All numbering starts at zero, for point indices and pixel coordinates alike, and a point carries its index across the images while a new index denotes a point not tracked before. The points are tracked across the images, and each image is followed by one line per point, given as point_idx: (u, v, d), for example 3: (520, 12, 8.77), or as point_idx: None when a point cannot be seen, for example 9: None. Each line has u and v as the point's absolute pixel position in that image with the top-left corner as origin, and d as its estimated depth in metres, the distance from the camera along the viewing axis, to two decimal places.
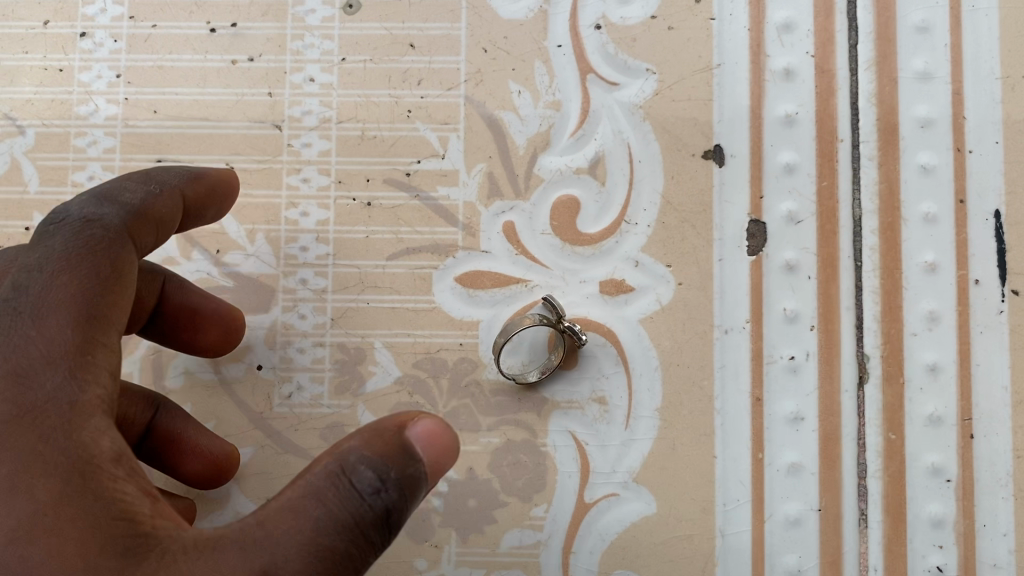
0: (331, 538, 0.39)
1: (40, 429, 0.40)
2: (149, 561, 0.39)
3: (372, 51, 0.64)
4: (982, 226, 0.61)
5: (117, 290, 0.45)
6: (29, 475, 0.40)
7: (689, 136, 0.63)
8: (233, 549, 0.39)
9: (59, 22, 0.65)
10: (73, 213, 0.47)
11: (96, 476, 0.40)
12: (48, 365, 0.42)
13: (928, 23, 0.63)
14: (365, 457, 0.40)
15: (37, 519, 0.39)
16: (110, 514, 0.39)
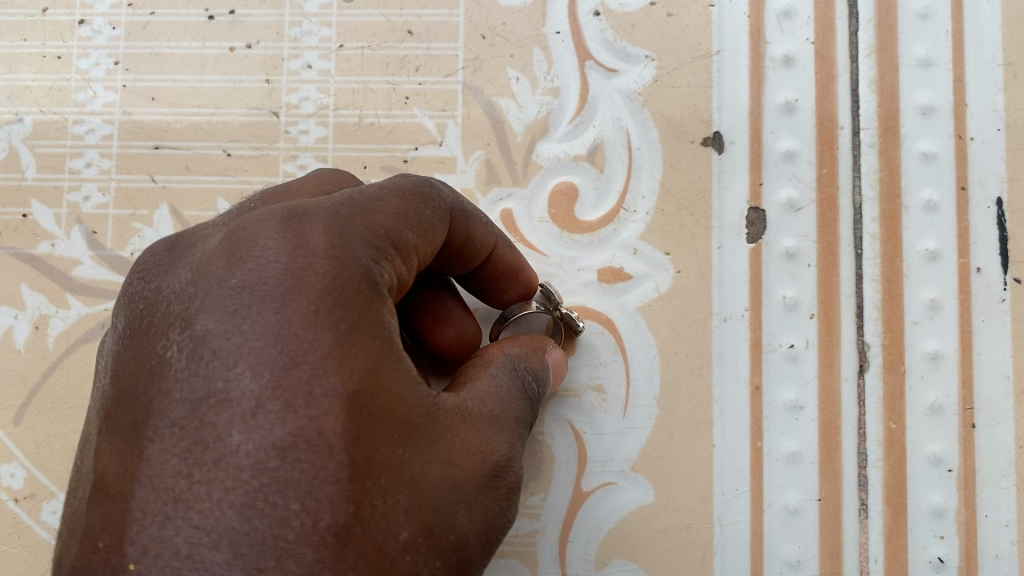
0: (524, 434, 0.48)
1: (381, 344, 0.42)
2: (452, 446, 0.43)
3: (370, 38, 0.64)
4: (984, 214, 0.61)
5: (431, 245, 0.48)
6: (390, 377, 0.42)
7: (688, 123, 0.62)
8: (476, 427, 0.45)
9: (58, 9, 0.65)
10: (443, 201, 0.50)
11: (419, 377, 0.43)
12: (382, 294, 0.43)
13: (929, 10, 0.63)
14: (527, 370, 0.51)
15: (376, 406, 0.41)
16: (429, 403, 0.43)
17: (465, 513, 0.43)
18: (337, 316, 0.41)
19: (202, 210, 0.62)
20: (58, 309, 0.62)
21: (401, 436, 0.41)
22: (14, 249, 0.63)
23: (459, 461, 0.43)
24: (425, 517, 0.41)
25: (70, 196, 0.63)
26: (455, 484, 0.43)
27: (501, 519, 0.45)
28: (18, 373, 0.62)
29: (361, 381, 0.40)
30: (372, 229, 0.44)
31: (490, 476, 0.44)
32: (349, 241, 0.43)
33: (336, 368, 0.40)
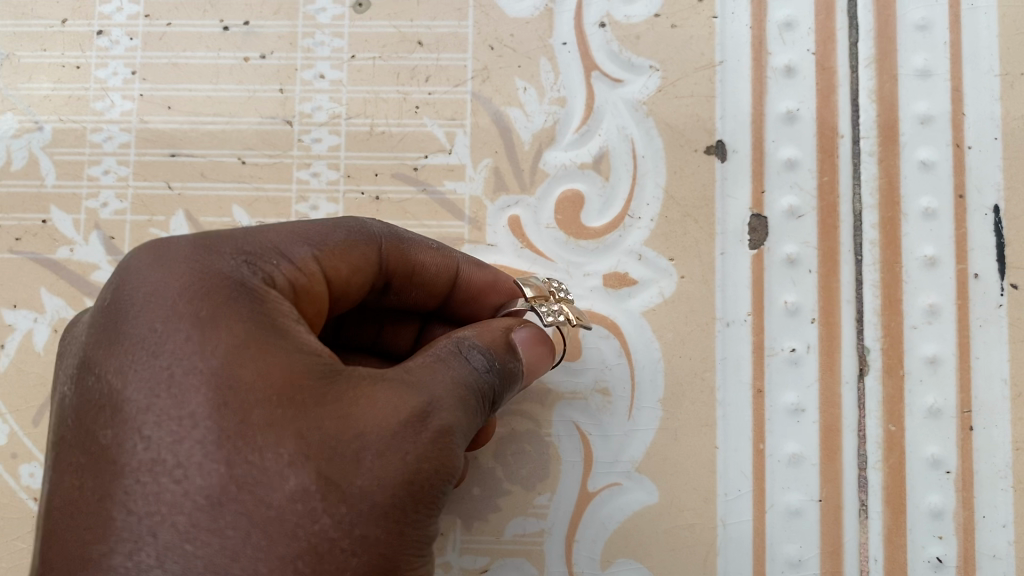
0: (469, 395, 0.45)
1: (252, 323, 0.41)
2: (348, 400, 0.42)
3: (380, 48, 0.65)
4: (982, 220, 0.62)
5: (345, 266, 0.49)
6: (262, 347, 0.41)
7: (692, 132, 0.64)
8: (386, 387, 0.43)
9: (76, 20, 0.67)
10: (361, 228, 0.51)
11: (308, 348, 0.42)
12: (262, 290, 0.43)
13: (927, 21, 0.64)
14: (474, 343, 0.48)
15: (238, 375, 0.40)
16: (317, 365, 0.42)
17: (373, 462, 0.41)
18: (196, 307, 0.41)
19: (218, 217, 0.64)
20: (77, 312, 0.64)
21: (273, 396, 0.40)
22: (35, 255, 0.65)
23: (358, 414, 0.41)
24: (321, 468, 0.40)
25: (89, 203, 0.65)
26: (353, 436, 0.41)
27: (423, 464, 0.42)
28: (38, 375, 0.63)
29: (223, 355, 0.40)
30: (259, 251, 0.45)
31: (401, 424, 0.42)
32: (219, 252, 0.44)
33: (200, 347, 0.40)
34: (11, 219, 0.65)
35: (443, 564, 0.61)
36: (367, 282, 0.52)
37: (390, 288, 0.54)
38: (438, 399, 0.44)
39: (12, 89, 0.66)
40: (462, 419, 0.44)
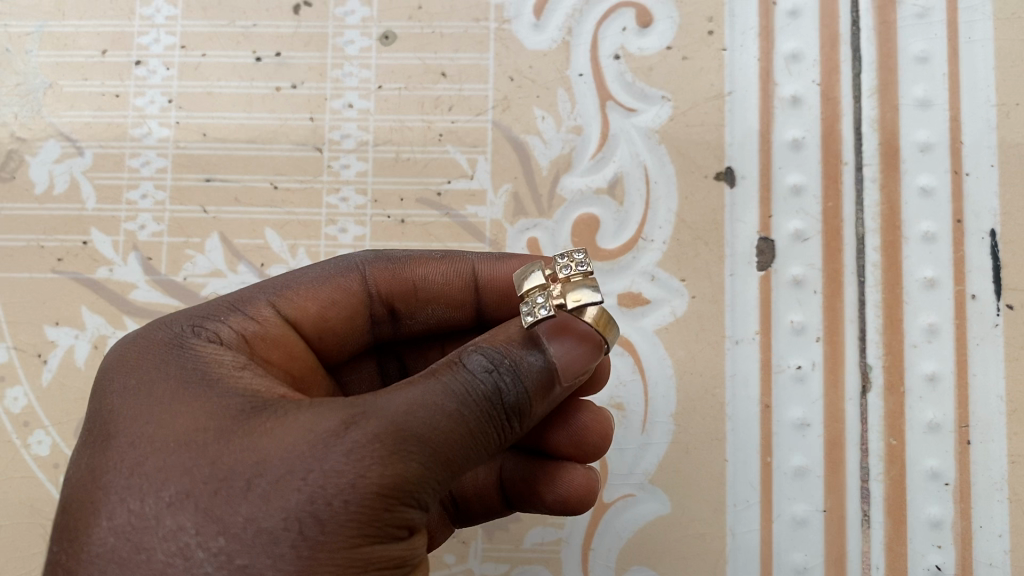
0: (435, 403, 0.39)
1: (173, 379, 0.42)
2: (249, 429, 0.39)
3: (406, 79, 0.69)
4: (979, 244, 0.65)
5: (315, 304, 0.51)
6: (176, 397, 0.41)
7: (702, 159, 0.67)
8: (311, 411, 0.40)
9: (116, 51, 0.71)
10: (339, 266, 0.53)
11: (227, 389, 0.42)
12: (199, 346, 0.45)
13: (927, 53, 0.68)
14: (480, 347, 0.42)
15: (143, 427, 0.40)
16: (228, 402, 0.41)
17: (262, 487, 0.38)
18: (131, 375, 0.43)
19: (251, 239, 0.67)
20: (116, 329, 0.66)
21: (170, 442, 0.40)
22: (75, 274, 0.68)
23: (261, 443, 0.39)
24: (205, 502, 0.38)
25: (127, 225, 0.68)
26: (246, 464, 0.38)
27: (329, 486, 0.37)
28: (79, 390, 0.66)
29: (135, 403, 0.41)
30: (228, 309, 0.48)
31: (303, 445, 0.38)
32: (180, 320, 0.47)
33: (122, 407, 0.42)
34: (52, 240, 0.68)
35: (465, 571, 0.64)
36: (355, 314, 0.53)
37: (405, 312, 0.55)
38: (364, 412, 0.39)
39: (54, 116, 0.70)
40: (406, 425, 0.39)
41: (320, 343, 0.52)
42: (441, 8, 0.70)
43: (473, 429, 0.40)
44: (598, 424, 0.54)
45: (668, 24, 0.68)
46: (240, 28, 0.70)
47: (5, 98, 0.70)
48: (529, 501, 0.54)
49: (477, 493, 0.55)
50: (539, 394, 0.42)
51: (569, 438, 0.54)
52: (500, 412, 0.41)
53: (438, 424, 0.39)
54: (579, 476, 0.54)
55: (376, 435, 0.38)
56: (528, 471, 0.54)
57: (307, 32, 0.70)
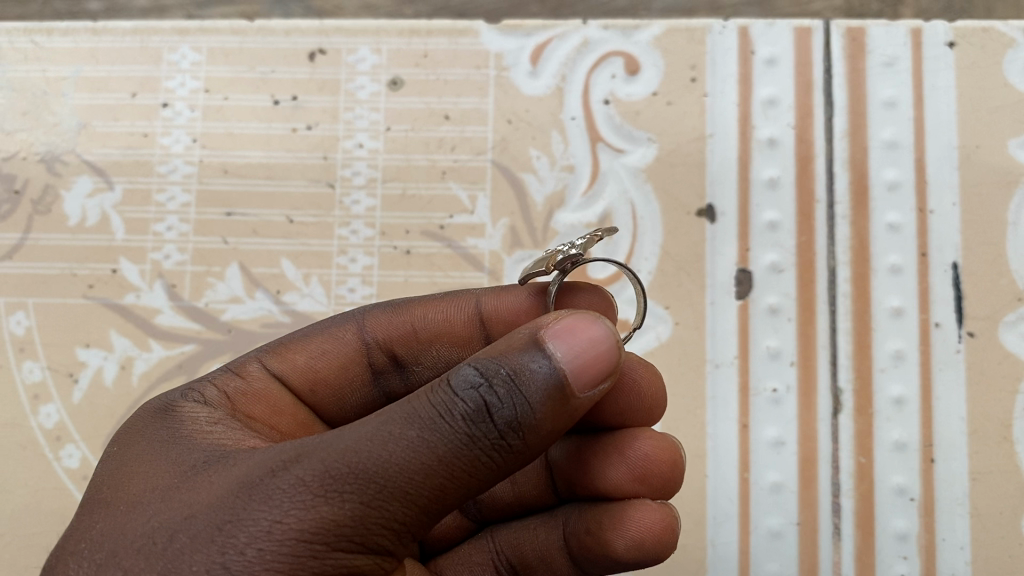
0: (380, 438, 0.40)
1: (146, 440, 0.47)
2: (190, 485, 0.42)
3: (412, 122, 0.75)
4: (942, 276, 0.70)
5: (304, 357, 0.56)
6: (140, 461, 0.46)
7: (685, 196, 0.72)
8: (254, 463, 0.42)
9: (145, 94, 0.77)
10: (337, 321, 0.58)
11: (194, 447, 0.46)
12: (179, 407, 0.49)
13: (894, 99, 0.73)
14: (475, 360, 0.41)
15: (107, 489, 0.45)
16: (183, 462, 0.45)
17: (182, 541, 0.40)
18: (120, 438, 0.49)
19: (268, 268, 0.72)
20: (142, 351, 0.72)
21: (123, 502, 0.44)
22: (104, 300, 0.73)
23: (198, 499, 0.41)
24: (131, 559, 0.41)
25: (153, 255, 0.74)
26: (175, 516, 0.41)
27: (245, 535, 0.39)
28: (107, 407, 0.71)
29: (113, 472, 0.46)
30: (222, 370, 0.54)
31: (228, 497, 0.41)
32: (179, 386, 0.52)
33: (102, 470, 0.47)
34: (83, 268, 0.74)
35: None
36: (350, 363, 0.57)
37: (411, 358, 0.58)
38: (300, 458, 0.40)
39: (86, 153, 0.76)
40: (341, 466, 0.40)
41: (316, 397, 0.56)
42: (445, 55, 0.76)
43: (433, 457, 0.40)
44: (660, 453, 0.55)
45: (654, 72, 0.74)
46: (260, 74, 0.76)
47: (43, 137, 0.76)
48: (600, 554, 0.54)
49: (542, 556, 0.58)
50: (529, 405, 0.40)
51: (631, 474, 0.55)
52: (477, 433, 0.40)
53: (381, 458, 0.39)
54: (647, 514, 0.54)
55: (302, 480, 0.40)
56: (592, 521, 0.55)
57: (321, 77, 0.76)
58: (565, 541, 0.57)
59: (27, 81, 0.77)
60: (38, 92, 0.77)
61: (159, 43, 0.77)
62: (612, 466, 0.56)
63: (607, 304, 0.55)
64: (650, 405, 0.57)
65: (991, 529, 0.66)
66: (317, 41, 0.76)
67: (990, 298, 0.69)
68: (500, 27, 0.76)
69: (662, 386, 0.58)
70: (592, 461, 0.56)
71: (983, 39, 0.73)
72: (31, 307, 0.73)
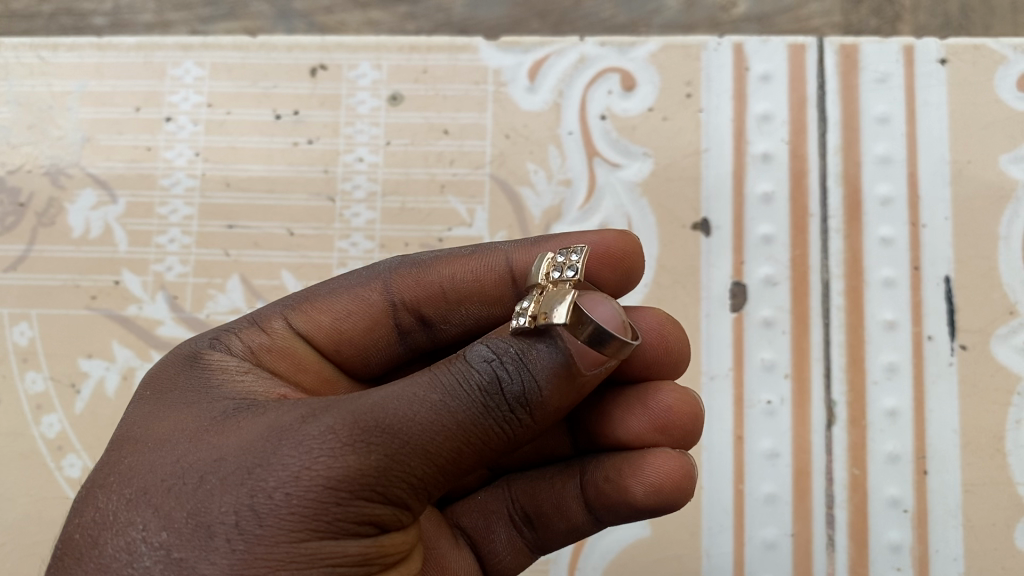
0: (408, 395, 0.41)
1: (176, 385, 0.48)
2: (220, 429, 0.43)
3: (411, 136, 0.76)
4: (935, 289, 0.71)
5: (330, 316, 0.54)
6: (169, 404, 0.46)
7: (681, 210, 0.73)
8: (282, 413, 0.42)
9: (149, 108, 0.78)
10: (363, 280, 0.55)
11: (224, 396, 0.46)
12: (207, 355, 0.50)
13: (887, 115, 0.74)
14: (491, 338, 0.43)
15: (136, 428, 0.45)
16: (213, 407, 0.45)
17: (212, 482, 0.40)
18: (148, 383, 0.49)
19: (269, 280, 0.73)
20: (143, 362, 0.72)
21: (151, 441, 0.44)
22: (106, 311, 0.74)
23: (228, 442, 0.42)
24: (161, 498, 0.41)
25: (156, 266, 0.75)
26: (206, 458, 0.41)
27: (275, 480, 0.40)
28: (108, 417, 0.72)
29: (139, 415, 0.46)
30: (246, 324, 0.53)
31: (259, 442, 0.41)
32: (205, 334, 0.52)
33: (130, 412, 0.47)
34: (86, 279, 0.75)
35: None
36: (376, 325, 0.55)
37: (440, 318, 0.56)
38: (331, 409, 0.41)
39: (91, 167, 0.77)
40: (370, 419, 0.40)
41: (345, 356, 0.55)
42: (444, 71, 0.77)
43: (453, 420, 0.41)
44: (681, 405, 0.54)
45: (650, 88, 0.75)
46: (262, 89, 0.77)
47: (47, 150, 0.77)
48: (617, 501, 0.52)
49: (558, 506, 0.54)
50: (542, 377, 0.42)
51: (651, 424, 0.54)
52: (491, 403, 0.41)
53: (406, 416, 0.40)
54: (665, 460, 0.51)
55: (333, 430, 0.40)
56: (610, 468, 0.52)
57: (322, 92, 0.77)
58: (581, 490, 0.54)
59: (33, 95, 0.79)
60: (44, 106, 0.78)
61: (162, 58, 0.79)
62: (632, 414, 0.54)
63: (621, 237, 0.54)
64: (675, 353, 0.55)
65: (985, 541, 0.67)
66: (319, 56, 0.78)
67: (983, 312, 0.70)
68: (498, 43, 0.77)
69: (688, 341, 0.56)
70: (613, 410, 0.54)
71: (974, 56, 0.75)
72: (34, 317, 0.74)
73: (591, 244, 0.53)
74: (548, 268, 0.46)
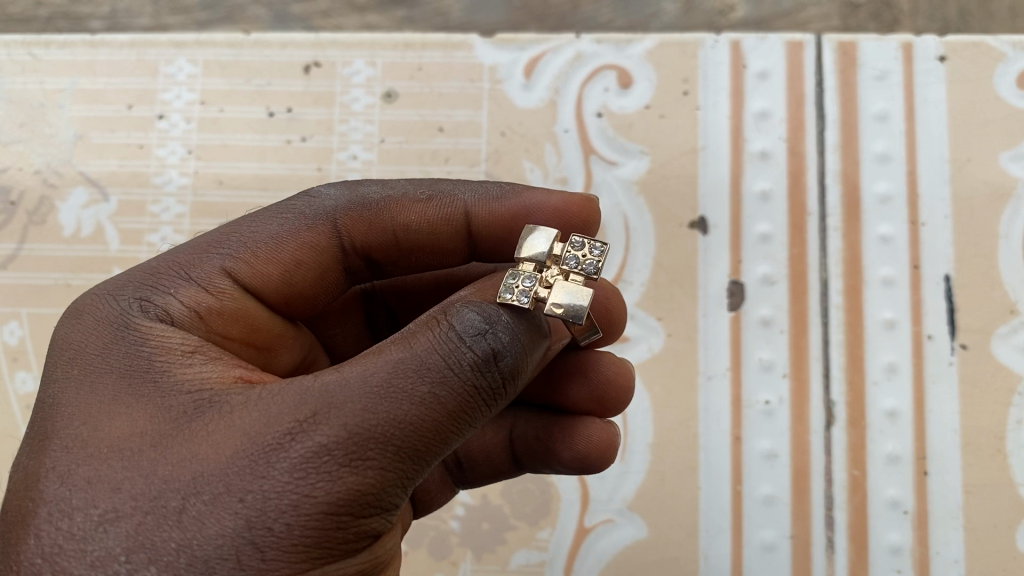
0: (401, 392, 0.37)
1: (113, 370, 0.40)
2: (186, 433, 0.37)
3: (406, 134, 0.75)
4: (935, 288, 0.70)
5: (279, 268, 0.48)
6: (113, 398, 0.39)
7: (678, 209, 0.72)
8: (258, 411, 0.37)
9: (141, 106, 0.77)
10: (307, 221, 0.50)
11: (175, 382, 0.40)
12: (144, 326, 0.42)
13: (886, 112, 0.74)
14: (470, 305, 0.40)
15: (78, 432, 0.38)
16: (168, 401, 0.39)
17: (198, 506, 0.35)
18: (71, 365, 0.41)
19: None
20: None
21: (106, 447, 0.37)
22: None
23: (207, 452, 0.36)
24: (136, 525, 0.35)
25: None
26: (180, 473, 0.36)
27: (271, 505, 0.35)
28: None
29: (84, 408, 0.39)
30: (172, 278, 0.45)
31: (240, 455, 0.36)
32: (123, 291, 0.44)
33: (57, 406, 0.39)
34: (77, 278, 0.73)
35: None
36: (326, 272, 0.50)
37: (388, 262, 0.53)
38: (318, 411, 0.36)
39: (83, 165, 0.76)
40: (369, 428, 0.36)
41: (291, 306, 0.50)
42: (439, 68, 0.76)
43: (445, 414, 0.38)
44: (621, 375, 0.57)
45: (647, 85, 0.75)
46: (255, 86, 0.77)
47: (39, 148, 0.77)
48: (545, 460, 0.56)
49: (485, 452, 0.57)
50: (524, 351, 0.40)
51: (591, 393, 0.57)
52: (480, 386, 0.39)
53: (402, 417, 0.37)
54: (597, 430, 0.56)
55: (330, 442, 0.36)
56: (543, 430, 0.56)
57: (315, 90, 0.76)
58: (511, 442, 0.57)
59: (25, 93, 0.78)
60: (35, 104, 0.78)
61: (155, 56, 0.78)
62: (573, 384, 0.57)
63: (583, 200, 0.54)
64: (612, 317, 0.56)
65: (986, 543, 0.66)
66: (313, 54, 0.77)
67: (983, 311, 0.69)
68: (493, 41, 0.77)
69: (623, 308, 0.56)
70: (556, 377, 0.57)
71: (973, 53, 0.74)
72: (24, 316, 0.73)
73: (555, 207, 0.53)
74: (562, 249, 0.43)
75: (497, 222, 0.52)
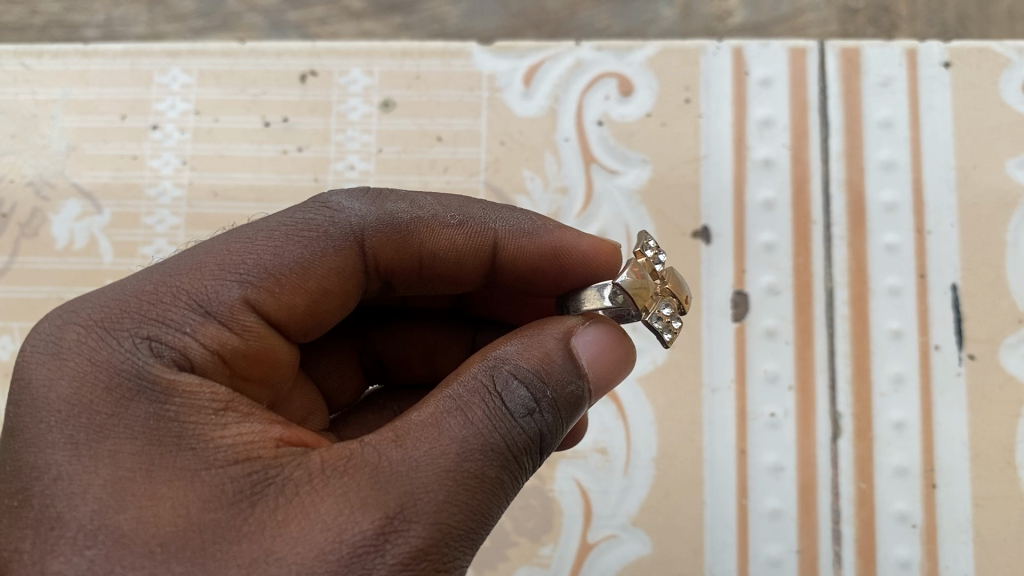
0: (473, 482, 0.37)
1: (144, 440, 0.38)
2: (254, 527, 0.36)
3: (404, 143, 0.74)
4: (942, 297, 0.69)
5: (307, 298, 0.46)
6: (154, 479, 0.37)
7: (680, 218, 0.71)
8: (328, 502, 0.36)
9: (135, 116, 0.76)
10: (332, 245, 0.46)
11: (212, 450, 0.38)
12: (167, 379, 0.39)
13: (890, 119, 0.73)
14: (519, 371, 0.40)
15: (122, 522, 0.36)
16: (220, 482, 0.37)
17: None
18: (87, 430, 0.38)
19: None
20: None
21: (164, 544, 0.35)
22: None
23: (285, 553, 0.35)
24: None
25: None
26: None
27: None
28: None
29: (123, 493, 0.36)
30: (192, 315, 0.42)
31: (329, 558, 0.35)
32: (129, 330, 0.40)
33: (90, 487, 0.37)
34: (70, 291, 0.72)
35: None
36: (350, 297, 0.48)
37: (404, 284, 0.52)
38: (403, 506, 0.36)
39: (76, 176, 0.75)
40: (452, 524, 0.37)
41: (308, 334, 0.48)
42: (437, 76, 0.75)
43: (506, 496, 0.39)
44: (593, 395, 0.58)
45: (648, 93, 0.74)
46: (251, 95, 0.75)
47: (31, 160, 0.75)
48: None
49: None
50: (569, 424, 0.41)
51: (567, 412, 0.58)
52: (530, 463, 0.40)
53: (476, 509, 0.37)
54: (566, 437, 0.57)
55: (424, 544, 0.36)
56: None
57: (312, 99, 0.75)
58: None
59: (16, 103, 0.77)
60: (28, 114, 0.76)
61: (149, 65, 0.77)
62: None
63: (612, 249, 0.54)
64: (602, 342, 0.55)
65: (996, 556, 0.64)
66: (309, 62, 0.76)
67: (992, 320, 0.68)
68: (493, 48, 0.76)
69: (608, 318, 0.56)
70: None
71: (978, 59, 0.73)
72: (16, 331, 0.72)
73: (586, 252, 0.52)
74: (653, 317, 0.47)
75: (526, 257, 0.52)
